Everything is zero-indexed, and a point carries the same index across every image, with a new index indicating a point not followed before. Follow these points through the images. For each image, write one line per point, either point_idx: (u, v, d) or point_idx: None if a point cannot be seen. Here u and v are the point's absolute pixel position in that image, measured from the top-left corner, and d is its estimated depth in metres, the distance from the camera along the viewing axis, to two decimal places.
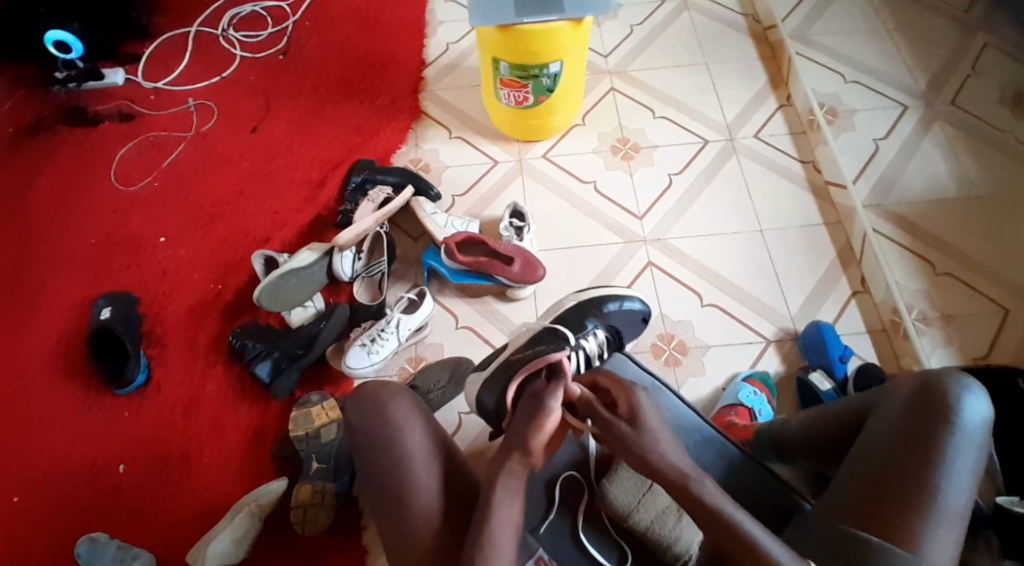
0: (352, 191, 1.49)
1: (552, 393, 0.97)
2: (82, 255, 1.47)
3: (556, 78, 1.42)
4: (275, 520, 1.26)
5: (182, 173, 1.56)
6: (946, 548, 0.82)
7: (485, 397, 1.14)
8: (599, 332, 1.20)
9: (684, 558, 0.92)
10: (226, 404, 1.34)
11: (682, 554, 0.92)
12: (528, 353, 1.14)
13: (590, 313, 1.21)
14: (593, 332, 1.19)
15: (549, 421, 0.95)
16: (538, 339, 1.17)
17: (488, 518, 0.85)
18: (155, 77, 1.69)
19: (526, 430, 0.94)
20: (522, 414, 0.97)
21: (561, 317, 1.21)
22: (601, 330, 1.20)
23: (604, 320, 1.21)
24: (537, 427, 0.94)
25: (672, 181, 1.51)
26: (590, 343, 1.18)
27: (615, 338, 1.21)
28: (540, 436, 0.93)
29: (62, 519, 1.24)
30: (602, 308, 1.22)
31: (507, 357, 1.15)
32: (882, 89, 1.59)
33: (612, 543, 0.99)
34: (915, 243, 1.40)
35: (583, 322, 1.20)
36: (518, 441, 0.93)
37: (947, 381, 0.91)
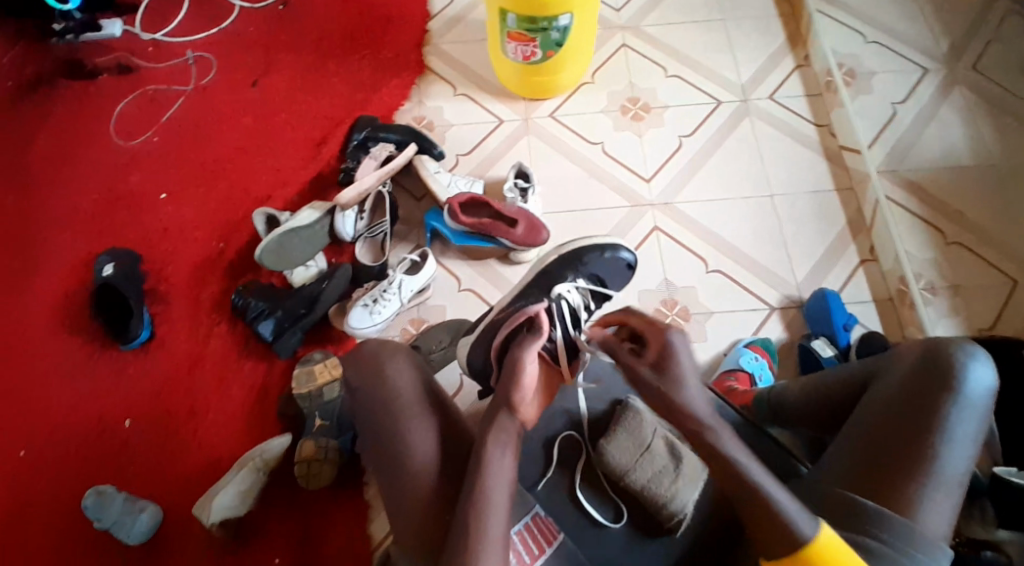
0: (354, 150, 1.46)
1: (529, 349, 0.97)
2: (84, 211, 1.47)
3: (565, 32, 1.37)
4: (279, 477, 1.28)
5: (182, 128, 1.54)
6: (943, 514, 0.82)
7: (474, 357, 1.13)
8: (581, 283, 1.18)
9: (679, 517, 0.95)
10: (229, 363, 1.35)
11: (676, 513, 0.95)
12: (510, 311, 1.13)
13: (570, 266, 1.19)
14: (575, 286, 1.17)
15: (528, 374, 0.94)
16: (520, 298, 1.16)
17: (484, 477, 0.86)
18: (154, 29, 1.65)
19: (507, 385, 0.93)
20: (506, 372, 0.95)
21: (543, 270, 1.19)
22: (582, 281, 1.18)
23: (585, 270, 1.19)
24: (517, 381, 0.93)
25: (681, 143, 1.47)
26: (573, 296, 1.15)
27: (599, 288, 1.21)
28: (521, 389, 0.92)
29: (70, 474, 1.26)
30: (583, 260, 1.19)
31: (493, 317, 1.14)
32: (903, 50, 1.53)
33: (607, 502, 1.01)
34: (927, 212, 1.37)
35: (564, 276, 1.18)
36: (503, 398, 0.93)
37: (952, 348, 0.90)
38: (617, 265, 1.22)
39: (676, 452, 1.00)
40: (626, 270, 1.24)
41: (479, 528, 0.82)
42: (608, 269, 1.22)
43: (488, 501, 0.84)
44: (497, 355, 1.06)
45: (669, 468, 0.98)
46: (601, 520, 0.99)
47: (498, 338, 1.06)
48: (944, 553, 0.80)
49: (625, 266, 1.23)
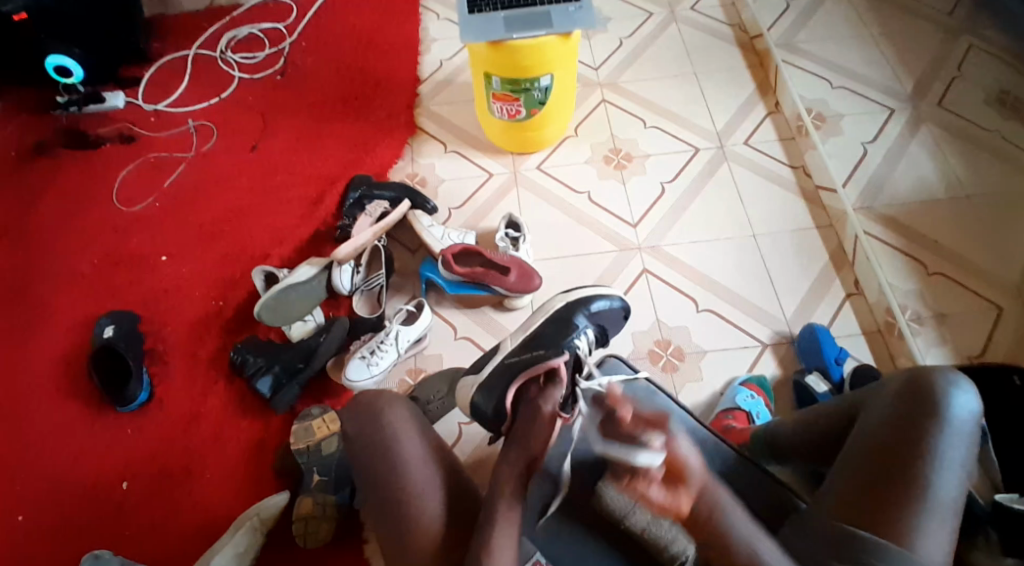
0: (350, 206, 1.51)
1: (551, 396, 1.03)
2: (86, 274, 1.50)
3: (547, 91, 1.44)
4: (279, 535, 1.27)
5: (182, 193, 1.59)
6: (939, 541, 0.83)
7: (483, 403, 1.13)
8: (589, 331, 1.20)
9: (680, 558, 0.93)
10: (229, 418, 1.35)
11: (678, 554, 0.94)
12: (526, 357, 1.13)
13: (578, 311, 1.21)
14: (584, 331, 1.19)
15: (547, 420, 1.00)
16: (532, 344, 1.17)
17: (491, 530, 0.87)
18: (156, 100, 1.72)
19: (528, 429, 0.99)
20: (527, 417, 1.01)
21: (545, 326, 1.20)
22: (590, 329, 1.20)
23: (592, 319, 1.22)
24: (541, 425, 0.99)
25: (664, 189, 1.53)
26: (583, 342, 1.18)
27: (599, 336, 1.24)
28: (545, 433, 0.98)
29: (66, 537, 1.25)
30: (589, 306, 1.22)
31: (505, 361, 1.15)
32: (869, 93, 1.61)
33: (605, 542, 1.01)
34: (906, 245, 1.42)
35: (573, 320, 1.20)
36: (526, 442, 0.98)
37: (935, 376, 0.92)
38: (613, 314, 1.25)
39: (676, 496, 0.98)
40: (621, 317, 1.27)
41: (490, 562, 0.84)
42: (607, 319, 1.25)
43: (495, 542, 0.86)
44: (511, 407, 1.07)
45: None
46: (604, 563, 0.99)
47: (511, 390, 1.06)
48: None
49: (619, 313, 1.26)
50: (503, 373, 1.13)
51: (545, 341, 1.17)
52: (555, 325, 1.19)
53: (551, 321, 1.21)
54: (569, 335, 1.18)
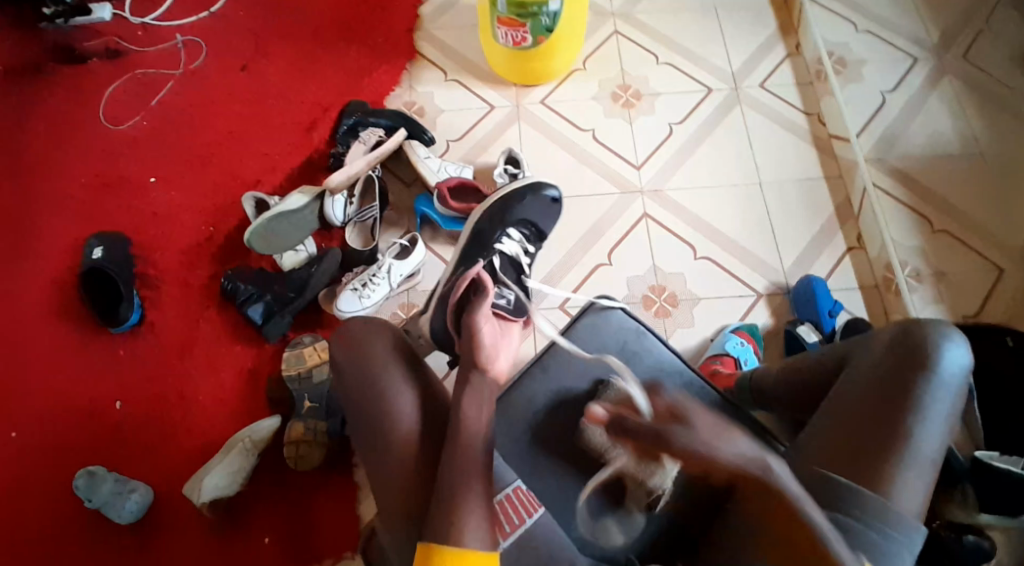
0: (344, 133, 1.46)
1: (480, 313, 1.03)
2: (74, 195, 1.46)
3: (556, 17, 1.37)
4: (268, 460, 1.29)
5: (172, 113, 1.53)
6: (918, 490, 0.84)
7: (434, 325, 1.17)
8: (513, 233, 1.24)
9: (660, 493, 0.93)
10: (218, 346, 1.35)
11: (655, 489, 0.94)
12: (452, 281, 1.18)
13: (497, 220, 1.23)
14: (508, 236, 1.24)
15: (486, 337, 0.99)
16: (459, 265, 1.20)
17: (460, 439, 0.86)
18: (142, 12, 1.64)
19: (470, 347, 0.97)
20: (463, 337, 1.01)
21: (469, 240, 1.23)
22: (514, 230, 1.24)
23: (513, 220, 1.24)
24: (479, 345, 0.97)
25: (672, 130, 1.47)
26: (510, 246, 1.23)
27: (533, 231, 1.27)
28: (484, 351, 0.96)
29: (61, 456, 1.27)
30: (507, 209, 1.23)
31: (440, 291, 1.18)
32: (893, 39, 1.53)
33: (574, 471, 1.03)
34: (914, 200, 1.38)
35: (493, 230, 1.23)
36: (471, 361, 0.94)
37: (928, 329, 0.91)
38: (544, 203, 1.27)
39: None
40: (553, 206, 1.28)
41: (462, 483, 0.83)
42: (540, 214, 1.27)
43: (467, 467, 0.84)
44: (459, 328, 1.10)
45: None
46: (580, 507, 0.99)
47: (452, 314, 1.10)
48: (917, 530, 0.82)
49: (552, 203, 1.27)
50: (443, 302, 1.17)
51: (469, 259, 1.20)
52: (477, 240, 1.23)
53: (473, 234, 1.23)
54: (491, 243, 1.23)
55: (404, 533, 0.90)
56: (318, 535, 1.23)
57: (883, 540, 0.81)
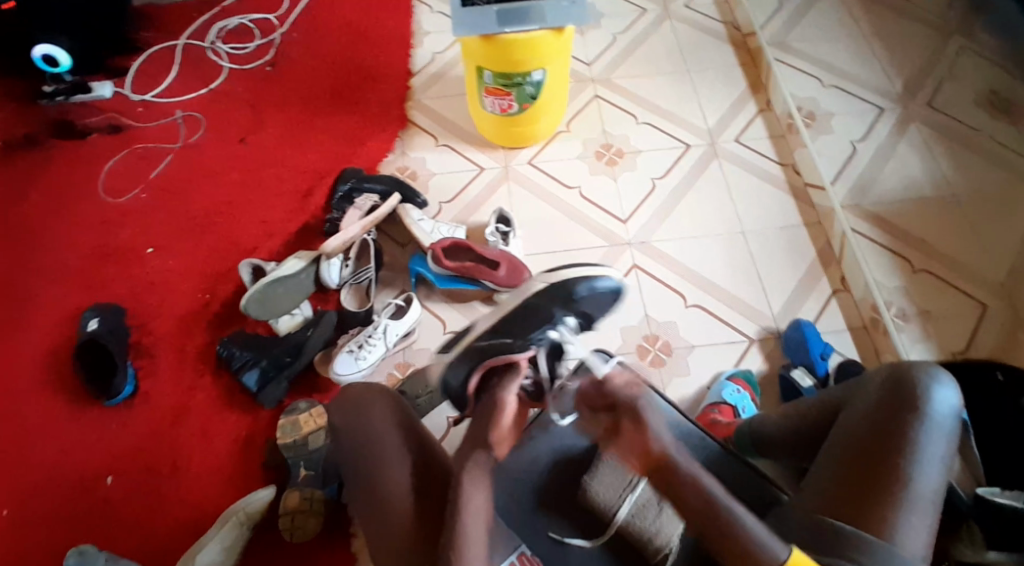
0: (339, 200, 1.50)
1: (512, 388, 0.99)
2: (71, 266, 1.48)
3: (538, 86, 1.44)
4: (264, 530, 1.26)
5: (170, 184, 1.57)
6: (921, 533, 0.84)
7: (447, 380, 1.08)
8: (568, 320, 1.12)
9: (665, 550, 0.94)
10: (214, 413, 1.34)
11: (663, 546, 0.94)
12: (491, 344, 1.06)
13: (561, 301, 1.11)
14: (562, 321, 1.11)
15: (509, 415, 0.97)
16: (498, 332, 1.09)
17: (459, 514, 0.86)
18: (144, 90, 1.70)
19: (485, 424, 0.96)
20: (484, 411, 0.98)
21: (523, 304, 1.11)
22: (570, 318, 1.12)
23: (575, 306, 1.12)
24: (497, 424, 0.95)
25: (655, 185, 1.53)
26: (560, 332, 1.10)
27: (583, 320, 1.17)
28: (499, 430, 0.95)
29: (49, 531, 1.24)
30: (573, 292, 1.12)
31: (472, 343, 1.09)
32: (860, 92, 1.62)
33: (574, 522, 1.01)
34: (893, 242, 1.43)
35: (551, 312, 1.11)
36: (478, 439, 0.94)
37: (916, 372, 0.93)
38: (604, 297, 1.17)
39: None
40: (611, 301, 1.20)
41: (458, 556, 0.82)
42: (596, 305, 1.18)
43: (464, 533, 0.84)
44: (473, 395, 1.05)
45: (653, 502, 0.97)
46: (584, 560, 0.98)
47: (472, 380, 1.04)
48: None
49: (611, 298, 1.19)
50: (470, 353, 1.08)
51: (515, 329, 1.08)
52: (525, 318, 1.10)
53: (525, 305, 1.11)
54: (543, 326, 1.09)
55: None
56: None
57: None
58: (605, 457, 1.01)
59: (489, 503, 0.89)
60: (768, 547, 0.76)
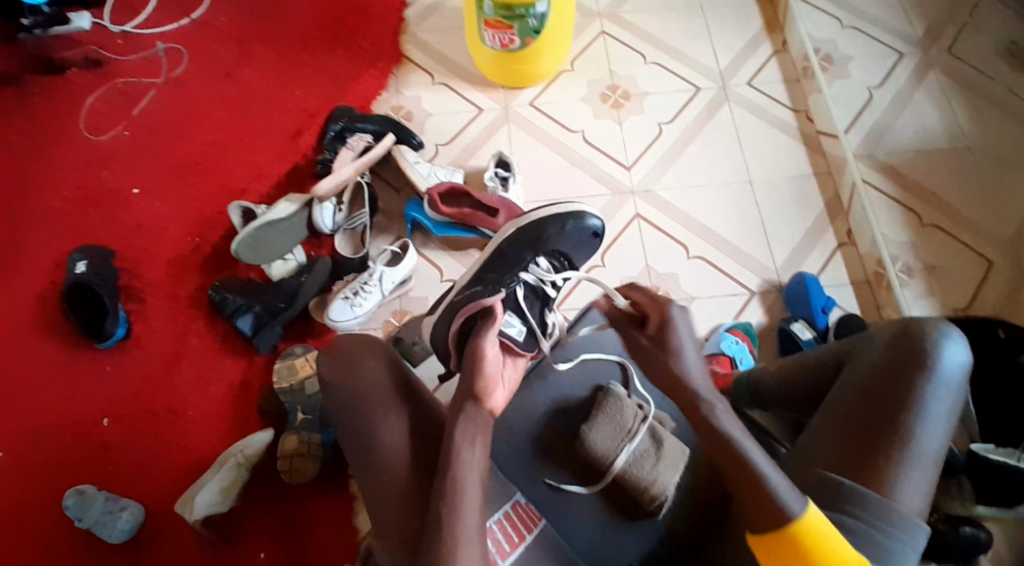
0: (331, 140, 1.44)
1: (488, 334, 0.98)
2: (55, 209, 1.43)
3: (543, 19, 1.36)
4: (262, 476, 1.26)
5: (154, 121, 1.50)
6: (921, 489, 0.84)
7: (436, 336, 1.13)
8: (541, 261, 1.15)
9: (661, 499, 0.93)
10: (209, 359, 1.33)
11: (659, 495, 0.93)
12: (467, 294, 1.12)
13: (530, 244, 1.17)
14: (535, 263, 1.15)
15: (492, 364, 0.94)
16: (476, 280, 1.15)
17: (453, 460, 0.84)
18: (122, 20, 1.61)
19: (471, 372, 0.93)
20: (468, 361, 0.95)
21: (498, 250, 1.17)
22: (543, 259, 1.16)
23: (544, 248, 1.17)
24: (481, 370, 0.93)
25: (662, 130, 1.47)
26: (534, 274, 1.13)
27: (565, 264, 1.18)
28: (484, 378, 0.92)
29: (49, 474, 1.24)
30: (544, 233, 1.18)
31: (451, 300, 1.14)
32: (878, 35, 1.54)
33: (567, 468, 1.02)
34: (902, 194, 1.38)
35: (522, 253, 1.16)
36: (468, 389, 0.91)
37: (926, 328, 0.91)
38: (583, 235, 1.22)
39: (657, 436, 0.97)
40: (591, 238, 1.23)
41: (453, 508, 0.80)
42: (570, 242, 1.21)
43: (459, 480, 0.83)
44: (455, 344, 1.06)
45: (651, 451, 0.96)
46: (575, 506, 0.99)
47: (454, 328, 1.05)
48: (920, 528, 0.81)
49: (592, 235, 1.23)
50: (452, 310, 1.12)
51: (486, 277, 1.15)
52: (499, 261, 1.16)
53: (498, 251, 1.17)
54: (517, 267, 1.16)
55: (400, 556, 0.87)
56: (310, 552, 1.21)
57: (888, 540, 0.80)
58: (605, 408, 1.00)
59: (484, 455, 0.86)
60: (785, 501, 0.71)
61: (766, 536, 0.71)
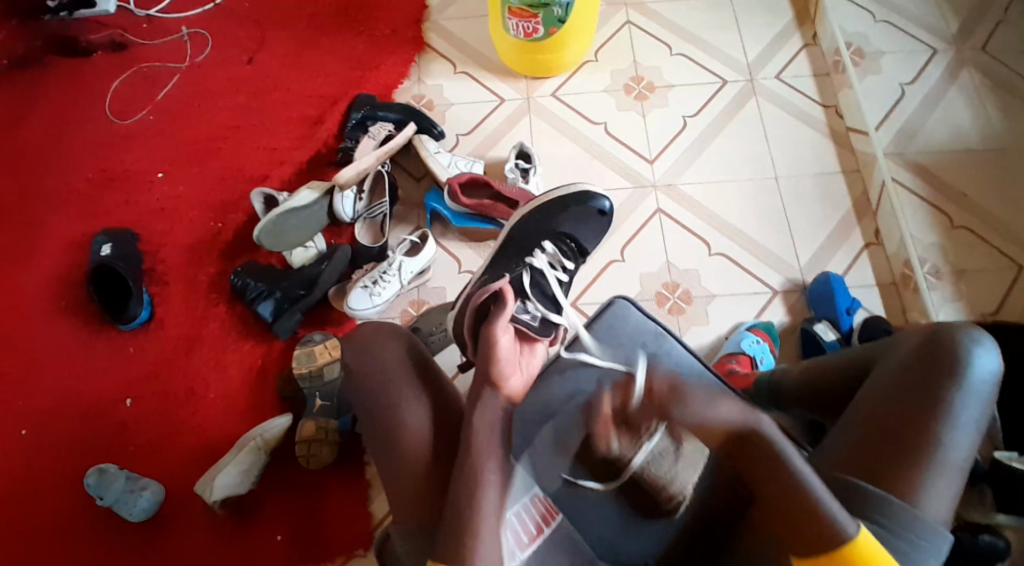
0: (351, 128, 1.44)
1: (499, 322, 1.01)
2: (81, 191, 1.45)
3: (568, 8, 1.35)
4: (279, 460, 1.28)
5: (178, 106, 1.51)
6: (945, 498, 0.82)
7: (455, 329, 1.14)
8: (547, 246, 1.19)
9: (678, 498, 0.94)
10: (228, 344, 1.34)
11: (676, 495, 0.95)
12: (480, 284, 1.16)
13: (536, 226, 1.20)
14: (542, 249, 1.18)
15: (504, 350, 0.98)
16: (493, 270, 1.18)
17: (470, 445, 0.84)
18: (147, 5, 1.61)
19: (486, 360, 0.96)
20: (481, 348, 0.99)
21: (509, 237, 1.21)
22: (548, 244, 1.19)
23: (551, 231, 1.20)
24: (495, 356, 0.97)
25: (686, 124, 1.44)
26: (541, 258, 1.17)
27: (574, 248, 1.22)
28: (498, 364, 0.95)
29: (73, 452, 1.27)
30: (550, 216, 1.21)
31: (467, 292, 1.16)
32: (912, 29, 1.50)
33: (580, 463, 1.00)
34: (932, 194, 1.35)
35: (530, 238, 1.20)
36: (485, 376, 0.94)
37: (958, 334, 0.89)
38: (589, 214, 1.22)
39: (677, 434, 0.95)
40: (600, 218, 1.24)
41: (477, 502, 0.79)
42: (582, 224, 1.23)
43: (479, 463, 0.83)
44: (471, 334, 1.07)
45: (669, 451, 0.94)
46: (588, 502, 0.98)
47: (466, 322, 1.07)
48: (943, 537, 0.80)
49: (598, 214, 1.23)
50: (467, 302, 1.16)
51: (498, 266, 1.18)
52: (510, 249, 1.20)
53: (509, 238, 1.21)
54: (526, 252, 1.19)
55: (414, 541, 0.87)
56: (324, 535, 1.23)
57: (909, 547, 0.79)
58: None
59: (502, 435, 0.87)
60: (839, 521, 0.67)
61: (812, 561, 0.68)
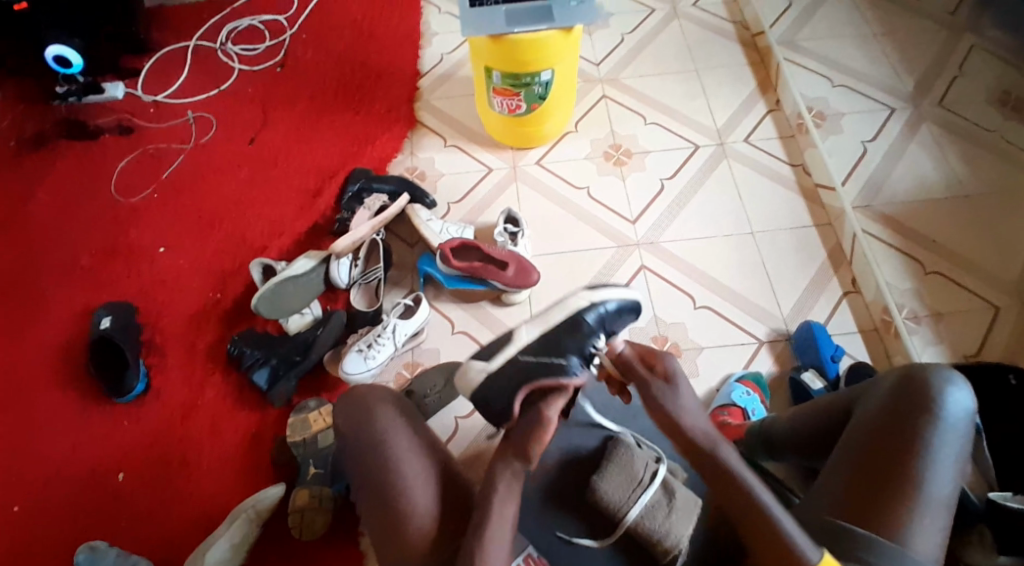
0: (348, 200, 1.51)
1: (558, 406, 0.94)
2: (84, 266, 1.49)
3: (548, 86, 1.44)
4: (273, 531, 1.26)
5: (181, 183, 1.58)
6: (931, 536, 0.83)
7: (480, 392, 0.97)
8: None
9: (674, 551, 0.91)
10: (224, 414, 1.35)
11: (671, 548, 0.91)
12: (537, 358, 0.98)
13: None
14: None
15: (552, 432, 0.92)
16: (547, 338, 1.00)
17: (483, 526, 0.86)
18: (155, 91, 1.71)
19: (527, 436, 0.92)
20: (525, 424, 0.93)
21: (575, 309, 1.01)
22: None
23: None
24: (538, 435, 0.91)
25: (664, 185, 1.53)
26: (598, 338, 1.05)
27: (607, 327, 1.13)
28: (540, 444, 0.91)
29: (63, 528, 1.25)
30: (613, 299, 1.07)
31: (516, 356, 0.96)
32: (869, 92, 1.61)
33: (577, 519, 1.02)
34: (902, 243, 1.42)
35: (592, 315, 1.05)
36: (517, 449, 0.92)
37: (930, 373, 0.92)
38: None
39: (668, 488, 0.96)
40: None
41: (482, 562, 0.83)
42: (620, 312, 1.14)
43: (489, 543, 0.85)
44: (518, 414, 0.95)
45: (662, 503, 0.95)
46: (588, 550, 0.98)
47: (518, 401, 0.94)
48: None
49: None
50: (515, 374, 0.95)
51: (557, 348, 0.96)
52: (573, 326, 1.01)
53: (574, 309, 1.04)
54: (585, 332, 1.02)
55: None
56: None
57: None
58: (614, 457, 1.00)
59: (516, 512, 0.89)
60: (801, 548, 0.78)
61: None
